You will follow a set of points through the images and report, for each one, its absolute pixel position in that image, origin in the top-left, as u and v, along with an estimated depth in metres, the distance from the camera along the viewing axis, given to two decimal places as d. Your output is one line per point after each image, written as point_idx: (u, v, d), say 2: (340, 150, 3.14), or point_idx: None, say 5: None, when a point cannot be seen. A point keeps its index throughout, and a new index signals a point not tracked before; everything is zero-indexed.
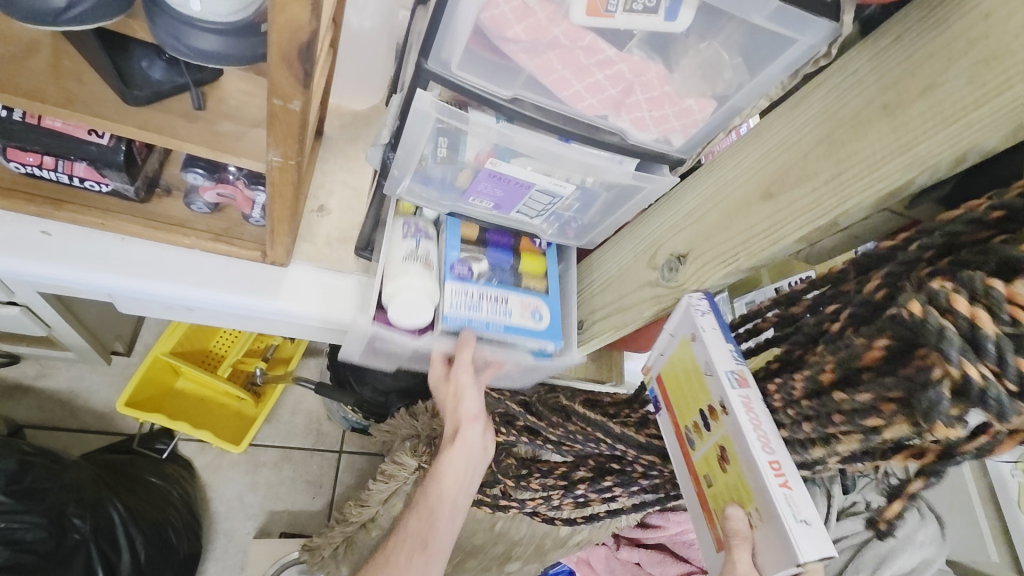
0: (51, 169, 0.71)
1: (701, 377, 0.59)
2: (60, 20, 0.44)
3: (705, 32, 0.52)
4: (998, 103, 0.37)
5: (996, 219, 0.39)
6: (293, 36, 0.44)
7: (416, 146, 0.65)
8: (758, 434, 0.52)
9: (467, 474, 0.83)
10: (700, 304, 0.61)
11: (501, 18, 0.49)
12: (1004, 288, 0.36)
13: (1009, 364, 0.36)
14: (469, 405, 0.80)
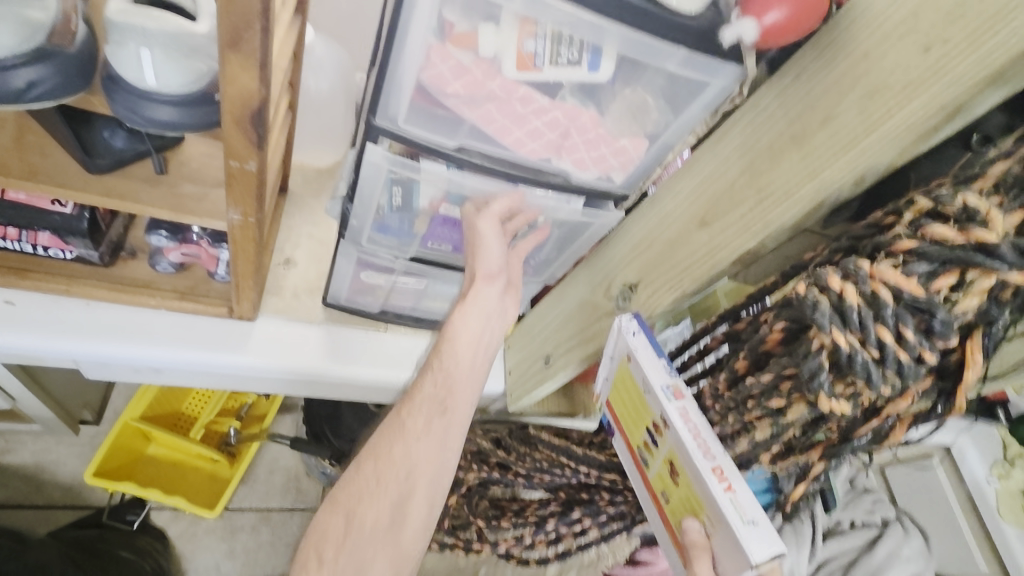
0: (15, 240, 0.73)
1: (642, 395, 0.61)
2: (23, 98, 0.46)
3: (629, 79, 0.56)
4: (883, 126, 0.42)
5: (889, 223, 0.44)
6: (245, 104, 0.48)
7: (371, 196, 0.68)
8: (697, 442, 0.54)
9: (481, 339, 0.72)
10: (630, 326, 0.62)
11: (440, 76, 0.53)
12: (868, 267, 0.42)
13: (869, 331, 0.42)
14: (487, 260, 0.68)
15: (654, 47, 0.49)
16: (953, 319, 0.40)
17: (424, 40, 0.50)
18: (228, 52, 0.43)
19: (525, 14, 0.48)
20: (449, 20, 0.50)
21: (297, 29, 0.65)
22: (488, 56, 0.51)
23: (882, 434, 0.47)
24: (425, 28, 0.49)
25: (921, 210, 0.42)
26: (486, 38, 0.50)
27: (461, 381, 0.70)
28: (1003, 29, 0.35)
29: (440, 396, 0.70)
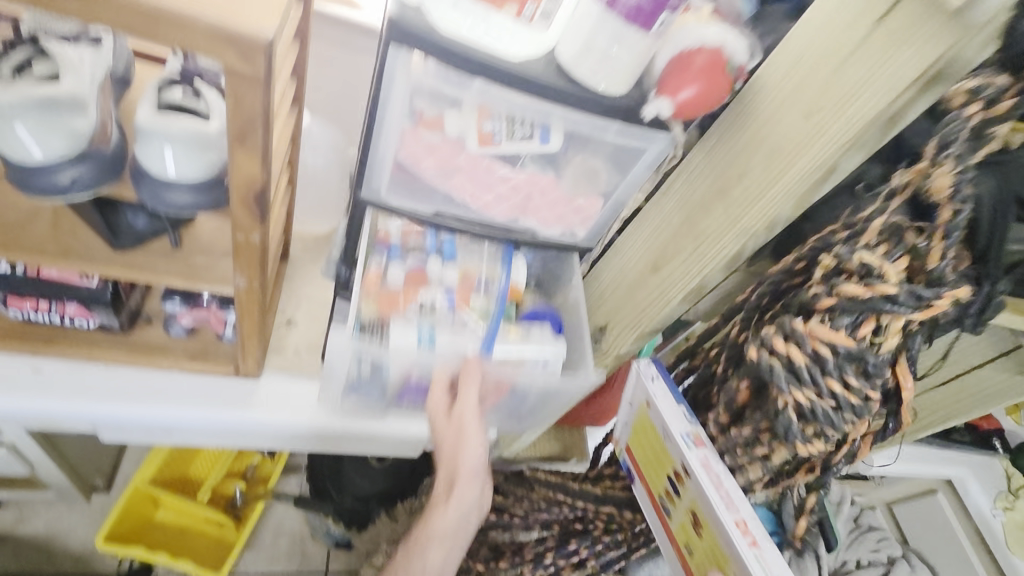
0: (45, 310, 0.80)
1: (664, 443, 0.66)
2: (67, 191, 0.55)
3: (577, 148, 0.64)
4: (785, 184, 0.49)
5: (802, 268, 0.54)
6: (250, 186, 0.57)
7: (341, 368, 0.74)
8: (721, 494, 0.58)
9: (462, 523, 0.76)
10: (649, 369, 0.68)
11: (415, 153, 0.62)
12: (803, 327, 0.49)
13: (821, 384, 0.49)
14: (472, 453, 0.74)
15: (593, 124, 0.58)
16: (882, 359, 0.47)
17: (399, 126, 0.60)
18: (236, 147, 0.53)
19: (482, 104, 0.57)
20: (419, 109, 0.59)
21: (294, 118, 0.75)
22: (454, 137, 0.60)
23: (854, 454, 0.53)
24: (399, 116, 0.59)
25: (828, 267, 0.50)
26: (451, 122, 0.59)
27: None
28: (860, 103, 0.43)
29: None
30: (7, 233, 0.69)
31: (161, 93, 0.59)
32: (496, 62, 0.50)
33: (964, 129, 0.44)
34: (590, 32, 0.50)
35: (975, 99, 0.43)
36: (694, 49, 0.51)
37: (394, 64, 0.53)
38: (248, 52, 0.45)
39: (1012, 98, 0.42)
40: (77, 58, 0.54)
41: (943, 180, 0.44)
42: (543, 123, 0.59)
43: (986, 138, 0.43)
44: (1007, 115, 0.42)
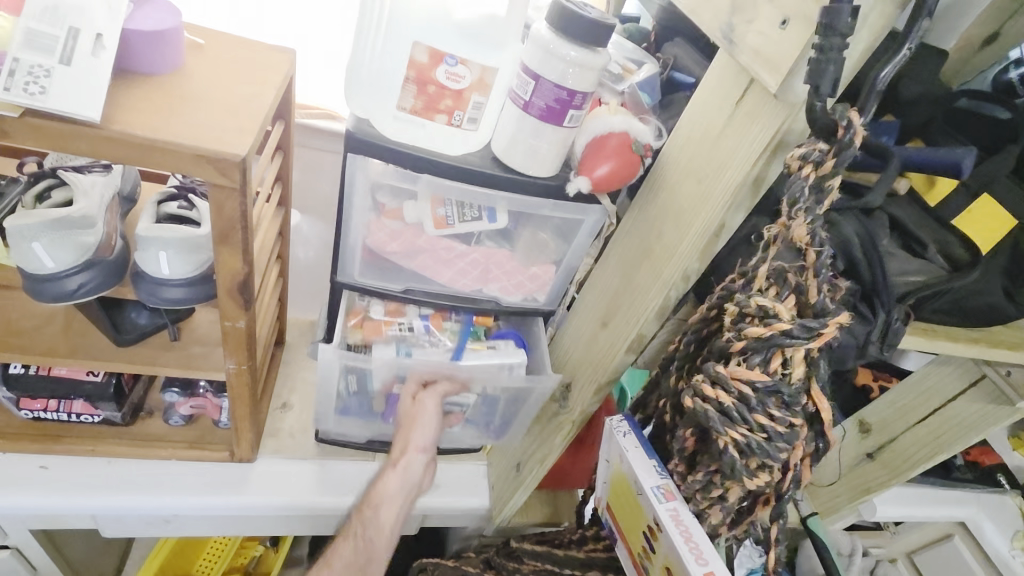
0: (54, 409, 0.87)
1: (636, 495, 0.63)
2: (74, 295, 0.62)
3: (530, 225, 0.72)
4: (690, 238, 0.55)
5: (713, 314, 0.56)
6: (234, 277, 0.64)
7: (330, 384, 0.79)
8: (691, 547, 0.56)
9: (403, 504, 0.78)
10: (621, 426, 0.65)
11: (380, 239, 0.70)
12: (726, 370, 0.49)
13: (751, 420, 0.49)
14: (422, 433, 0.76)
15: (531, 202, 0.66)
16: (795, 388, 0.48)
17: (364, 217, 0.69)
18: (220, 245, 0.61)
19: (434, 192, 0.66)
20: (383, 202, 0.68)
21: (279, 219, 0.84)
22: (413, 222, 0.68)
23: (798, 479, 0.52)
24: (365, 209, 0.68)
25: (732, 313, 0.50)
26: (409, 210, 0.68)
27: (381, 547, 0.75)
28: (733, 167, 0.50)
29: (359, 560, 0.73)
30: (23, 338, 0.77)
31: (160, 206, 0.69)
32: (436, 158, 0.58)
33: (804, 187, 0.43)
34: (514, 128, 0.58)
35: (804, 164, 0.43)
36: (605, 134, 0.60)
37: (354, 166, 0.63)
38: (226, 167, 0.54)
39: (834, 160, 0.42)
40: (89, 182, 0.64)
41: (800, 232, 0.45)
42: (489, 204, 0.68)
43: (826, 192, 0.43)
44: (834, 174, 0.42)
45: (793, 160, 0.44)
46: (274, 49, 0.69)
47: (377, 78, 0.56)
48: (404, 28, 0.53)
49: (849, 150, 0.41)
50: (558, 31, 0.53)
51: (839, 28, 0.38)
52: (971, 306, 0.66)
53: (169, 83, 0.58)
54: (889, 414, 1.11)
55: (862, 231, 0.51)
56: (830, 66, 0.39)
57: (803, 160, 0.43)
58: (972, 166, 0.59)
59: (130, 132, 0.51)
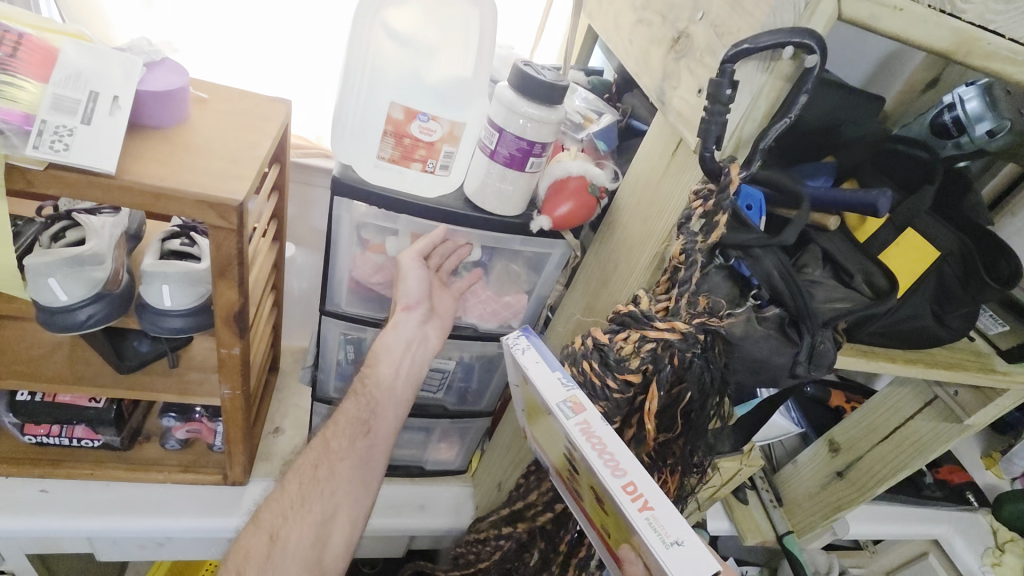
0: (56, 435, 0.92)
1: (546, 415, 0.55)
2: (84, 325, 0.67)
3: (505, 258, 0.78)
4: (638, 269, 0.62)
5: None
6: (229, 308, 0.70)
7: (331, 352, 0.87)
8: (606, 459, 0.48)
9: (407, 358, 0.73)
10: (517, 343, 0.58)
11: (365, 272, 0.76)
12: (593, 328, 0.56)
13: (582, 363, 0.55)
14: (407, 287, 0.71)
15: (501, 237, 0.73)
16: (621, 357, 0.53)
17: (350, 252, 0.75)
18: (218, 279, 0.67)
19: (414, 229, 0.73)
20: (367, 238, 0.75)
21: (274, 252, 0.91)
22: (394, 256, 0.75)
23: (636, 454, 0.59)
24: (351, 245, 0.74)
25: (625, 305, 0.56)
26: (391, 244, 0.74)
27: (384, 400, 0.72)
28: (670, 206, 0.57)
29: (363, 417, 0.71)
30: (31, 366, 0.83)
31: (164, 243, 0.75)
32: (411, 200, 0.65)
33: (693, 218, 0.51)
34: (483, 174, 0.65)
35: (698, 199, 0.50)
36: (564, 177, 0.67)
37: (341, 208, 0.70)
38: (225, 211, 0.61)
39: (716, 198, 0.48)
40: (99, 223, 0.70)
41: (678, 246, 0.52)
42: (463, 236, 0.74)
43: (712, 223, 0.49)
44: (717, 210, 0.49)
45: (692, 196, 0.52)
46: (270, 101, 0.77)
47: (360, 131, 0.63)
48: (382, 90, 0.60)
49: (728, 190, 0.47)
50: (518, 92, 0.60)
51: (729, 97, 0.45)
52: (906, 329, 0.74)
53: (175, 136, 0.65)
54: (856, 432, 1.16)
55: (781, 265, 0.58)
56: (713, 126, 0.45)
57: (699, 197, 0.51)
58: (887, 207, 0.66)
59: (140, 181, 0.58)
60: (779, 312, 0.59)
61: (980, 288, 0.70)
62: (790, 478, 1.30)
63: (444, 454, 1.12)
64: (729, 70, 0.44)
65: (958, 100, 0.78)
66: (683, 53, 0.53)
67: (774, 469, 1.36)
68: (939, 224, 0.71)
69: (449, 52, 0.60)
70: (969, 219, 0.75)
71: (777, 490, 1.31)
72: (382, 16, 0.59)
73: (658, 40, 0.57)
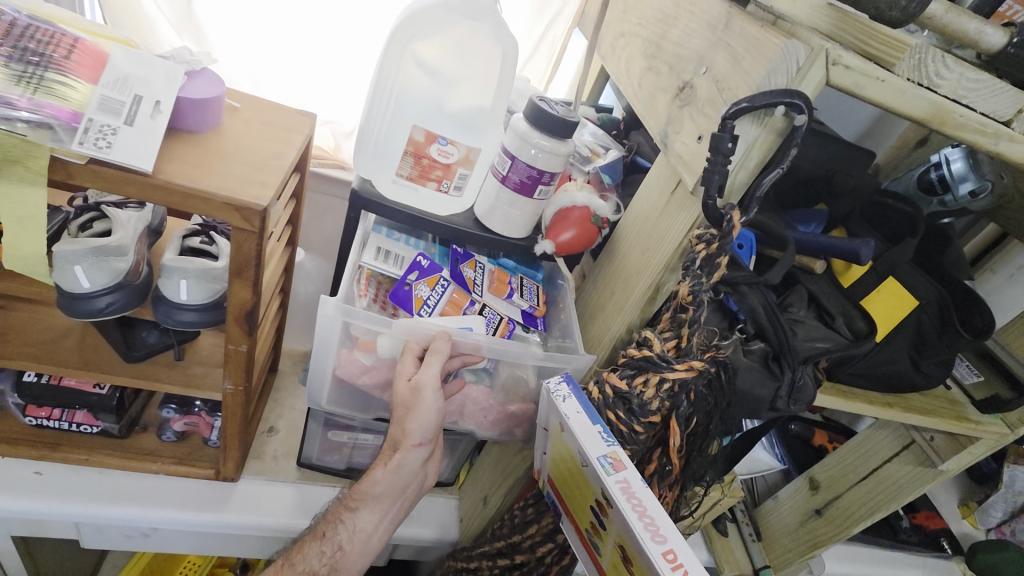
0: (57, 418, 0.94)
1: (583, 471, 0.58)
2: (103, 312, 0.70)
3: (513, 366, 0.72)
4: (632, 300, 0.65)
5: None
6: (242, 307, 0.74)
7: None
8: (645, 522, 0.50)
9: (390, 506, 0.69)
10: (560, 390, 0.62)
11: (351, 370, 0.70)
12: (613, 378, 0.59)
13: (612, 410, 0.59)
14: (419, 424, 0.64)
15: (510, 349, 0.67)
16: (644, 403, 0.57)
17: (335, 349, 0.69)
18: (235, 278, 0.71)
19: (410, 335, 0.67)
20: (356, 335, 0.69)
21: (287, 256, 0.95)
22: (385, 356, 0.69)
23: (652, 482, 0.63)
24: (338, 343, 0.68)
25: (635, 353, 0.59)
26: (381, 344, 0.68)
27: (354, 550, 0.68)
28: (667, 242, 0.61)
29: (329, 563, 0.66)
30: (41, 349, 0.85)
31: (185, 240, 0.79)
32: (425, 216, 0.69)
33: (696, 259, 0.54)
34: (493, 198, 0.69)
35: (699, 242, 0.54)
36: (569, 206, 0.71)
37: (328, 307, 0.64)
38: (248, 215, 0.64)
39: (719, 243, 0.52)
40: (126, 216, 0.74)
41: (684, 288, 0.54)
42: (464, 336, 0.67)
43: (716, 266, 0.53)
44: (718, 253, 0.52)
45: (694, 239, 0.55)
46: (297, 114, 0.81)
47: (382, 151, 0.67)
48: (407, 114, 0.64)
49: (730, 237, 0.51)
50: (531, 125, 0.65)
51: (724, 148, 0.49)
52: (883, 372, 0.78)
53: (207, 141, 0.69)
54: (836, 472, 1.19)
55: (765, 302, 0.62)
56: (715, 175, 0.49)
57: (701, 240, 0.54)
58: (869, 254, 0.70)
59: (173, 181, 0.61)
60: (764, 347, 0.63)
61: (953, 338, 0.73)
62: (770, 512, 1.32)
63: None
64: (729, 126, 0.47)
65: (944, 160, 0.83)
66: (686, 102, 0.58)
67: (756, 503, 1.39)
68: (919, 276, 0.74)
69: (470, 85, 0.64)
70: (946, 270, 0.79)
71: (756, 523, 1.34)
72: (411, 48, 0.63)
73: (664, 88, 0.62)
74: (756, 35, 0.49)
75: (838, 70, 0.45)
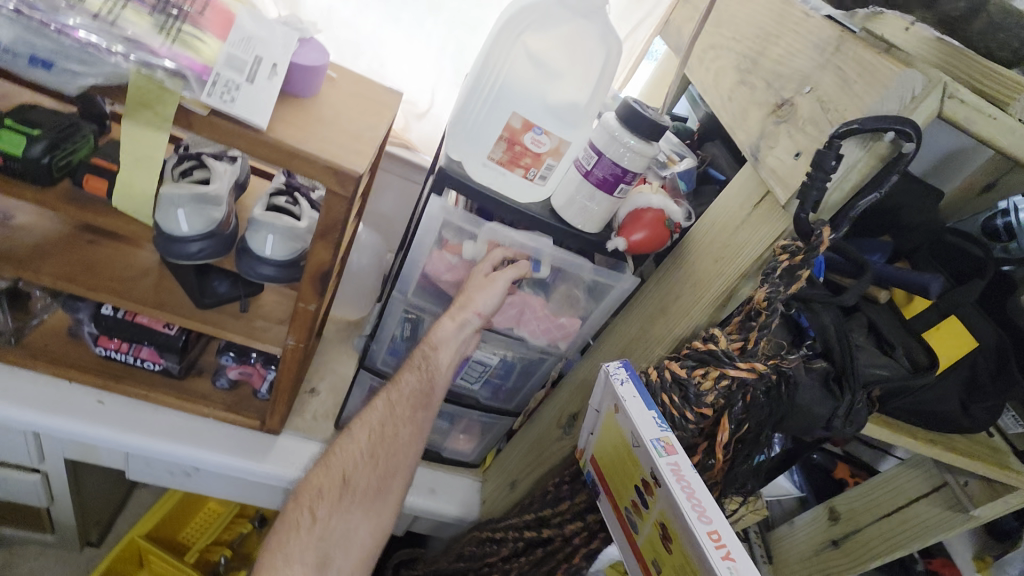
0: (124, 351, 0.99)
1: (632, 451, 0.60)
2: (194, 256, 0.75)
3: (564, 279, 0.84)
4: (702, 301, 0.67)
5: None
6: (319, 267, 0.77)
7: (388, 329, 0.92)
8: (693, 503, 0.53)
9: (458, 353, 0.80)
10: (618, 373, 0.64)
11: (439, 268, 0.80)
12: (675, 366, 0.61)
13: (668, 398, 0.61)
14: (487, 301, 0.76)
15: (575, 260, 0.79)
16: (701, 392, 0.58)
17: (429, 248, 0.79)
18: (319, 239, 0.74)
19: (494, 238, 0.78)
20: (446, 237, 0.79)
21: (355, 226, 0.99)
22: (467, 259, 0.80)
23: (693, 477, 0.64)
24: (432, 243, 0.78)
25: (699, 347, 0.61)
26: (468, 247, 0.79)
27: (438, 380, 0.81)
28: (745, 252, 0.63)
29: (423, 392, 0.81)
30: (122, 285, 0.90)
31: (271, 198, 0.82)
32: (507, 202, 0.72)
33: (777, 268, 0.56)
34: (573, 190, 0.72)
35: (784, 253, 0.56)
36: (644, 207, 0.73)
37: (434, 206, 0.74)
38: (344, 180, 0.68)
39: (804, 255, 0.54)
40: (223, 168, 0.78)
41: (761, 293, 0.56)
42: (538, 248, 0.78)
43: (796, 279, 0.55)
44: (801, 266, 0.54)
45: (779, 249, 0.57)
46: (390, 91, 0.85)
47: (476, 131, 0.70)
48: (507, 103, 0.67)
49: (816, 252, 0.53)
50: (620, 122, 0.67)
51: (824, 166, 0.51)
52: (930, 409, 0.78)
53: (312, 107, 0.73)
54: (859, 505, 1.19)
55: (837, 322, 0.64)
56: (812, 190, 0.51)
57: (785, 251, 0.56)
58: (938, 290, 0.74)
59: (283, 139, 0.65)
60: (825, 367, 0.64)
61: (1008, 383, 0.74)
62: (783, 538, 1.33)
63: (463, 445, 1.18)
64: (837, 144, 0.50)
65: (1013, 207, 0.84)
66: (783, 119, 0.60)
67: (768, 526, 1.40)
68: (982, 319, 0.75)
69: (572, 79, 0.67)
70: (1008, 316, 0.80)
71: (767, 547, 1.35)
72: (522, 39, 0.66)
73: (759, 102, 0.64)
74: (871, 61, 0.51)
75: (952, 103, 0.47)
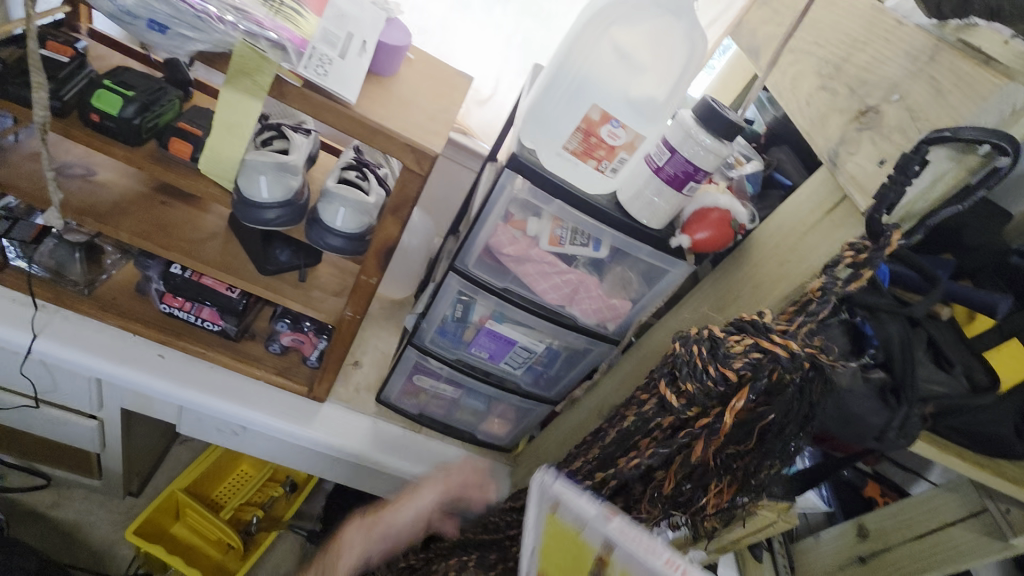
0: (186, 310, 1.04)
1: (578, 537, 0.60)
2: (268, 223, 0.78)
3: (619, 259, 0.85)
4: (766, 302, 0.68)
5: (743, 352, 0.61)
6: (384, 242, 0.80)
7: (441, 309, 0.95)
8: (643, 547, 0.57)
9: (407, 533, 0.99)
10: (546, 479, 0.62)
11: (503, 241, 0.82)
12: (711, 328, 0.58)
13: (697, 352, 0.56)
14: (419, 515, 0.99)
15: (634, 243, 0.79)
16: (730, 351, 0.54)
17: (495, 220, 0.81)
18: (389, 214, 0.77)
19: (557, 215, 0.80)
20: (511, 212, 0.82)
21: None
22: (532, 235, 0.82)
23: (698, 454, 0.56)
24: (498, 215, 0.81)
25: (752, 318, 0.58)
26: (533, 224, 0.81)
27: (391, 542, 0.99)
28: (814, 256, 0.64)
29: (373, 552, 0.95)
30: (192, 246, 0.94)
31: (342, 172, 0.85)
32: (577, 192, 0.73)
33: (840, 267, 0.56)
34: (641, 184, 0.72)
35: (849, 250, 0.56)
36: (711, 207, 0.74)
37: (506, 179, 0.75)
38: (421, 158, 0.70)
39: (867, 255, 0.54)
40: (301, 141, 0.81)
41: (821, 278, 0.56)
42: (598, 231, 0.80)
43: (858, 278, 0.54)
44: (865, 265, 0.54)
45: (844, 246, 0.56)
46: (466, 77, 0.87)
47: (554, 120, 0.72)
48: (587, 97, 0.69)
49: (882, 253, 0.53)
50: (697, 120, 0.68)
51: (909, 172, 0.51)
52: (985, 432, 0.76)
53: (395, 86, 0.75)
54: (889, 524, 1.18)
55: (903, 334, 0.64)
56: (890, 193, 0.52)
57: (851, 248, 0.56)
58: (1006, 310, 0.74)
59: (368, 115, 0.68)
60: (884, 377, 0.65)
61: None
62: (808, 550, 1.34)
63: (497, 430, 1.19)
64: (924, 149, 0.50)
65: None
66: (867, 126, 0.60)
67: (792, 539, 1.39)
68: None
69: (653, 75, 0.68)
70: None
71: (792, 559, 1.35)
72: (609, 32, 0.66)
73: (841, 109, 0.64)
74: (968, 72, 0.51)
75: None
